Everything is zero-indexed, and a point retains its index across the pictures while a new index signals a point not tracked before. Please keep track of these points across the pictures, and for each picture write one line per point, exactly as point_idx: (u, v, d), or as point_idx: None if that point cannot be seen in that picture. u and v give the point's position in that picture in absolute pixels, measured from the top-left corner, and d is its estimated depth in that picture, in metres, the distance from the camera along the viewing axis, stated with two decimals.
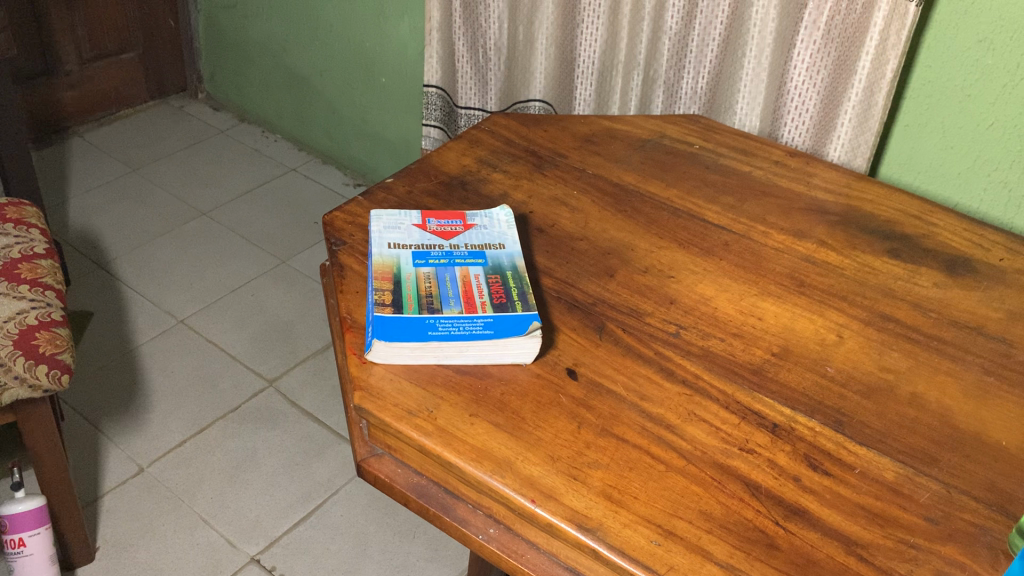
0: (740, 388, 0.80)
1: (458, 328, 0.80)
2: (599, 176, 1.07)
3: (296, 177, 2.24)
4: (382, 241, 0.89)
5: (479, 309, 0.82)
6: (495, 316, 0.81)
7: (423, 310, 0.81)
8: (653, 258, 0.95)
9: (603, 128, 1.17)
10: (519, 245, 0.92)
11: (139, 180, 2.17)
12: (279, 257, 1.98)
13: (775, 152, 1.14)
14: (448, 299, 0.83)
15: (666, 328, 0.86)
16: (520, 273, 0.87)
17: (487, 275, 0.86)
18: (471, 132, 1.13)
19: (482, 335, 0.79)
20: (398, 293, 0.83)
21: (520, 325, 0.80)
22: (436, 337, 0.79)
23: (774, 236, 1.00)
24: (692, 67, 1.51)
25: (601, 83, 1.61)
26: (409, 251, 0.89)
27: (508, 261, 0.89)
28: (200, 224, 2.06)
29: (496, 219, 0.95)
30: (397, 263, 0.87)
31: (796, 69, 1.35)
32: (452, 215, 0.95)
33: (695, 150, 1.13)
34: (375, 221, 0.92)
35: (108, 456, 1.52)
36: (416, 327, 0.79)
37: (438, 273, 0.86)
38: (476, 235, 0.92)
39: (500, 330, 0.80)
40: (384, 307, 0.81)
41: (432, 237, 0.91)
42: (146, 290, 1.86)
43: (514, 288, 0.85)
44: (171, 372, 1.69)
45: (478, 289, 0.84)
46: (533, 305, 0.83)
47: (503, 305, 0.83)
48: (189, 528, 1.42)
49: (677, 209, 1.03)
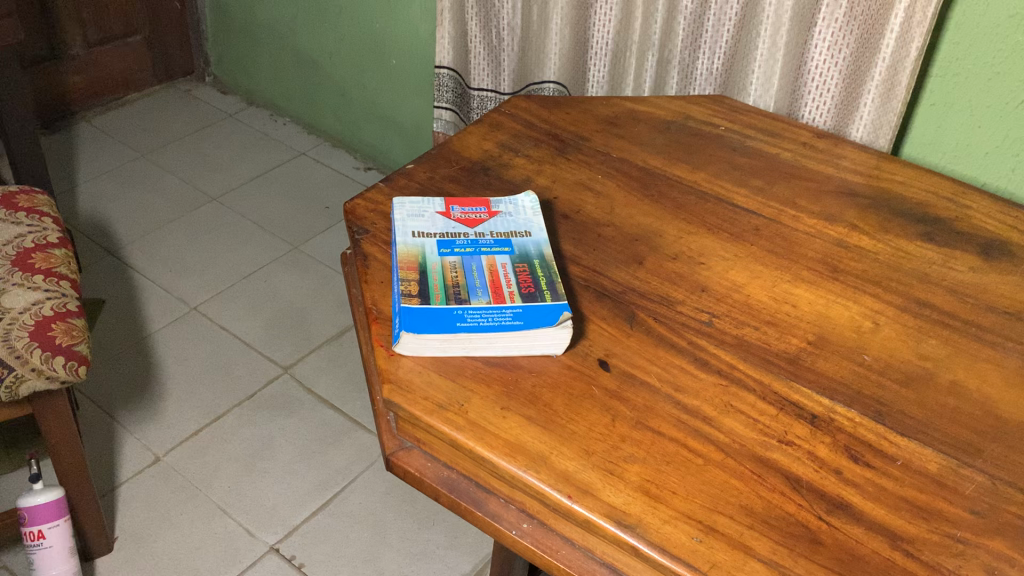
0: (777, 378, 0.78)
1: (488, 319, 0.78)
2: (623, 160, 1.05)
3: (306, 161, 2.22)
4: (406, 229, 0.87)
5: (508, 299, 0.80)
6: (524, 307, 0.80)
7: (450, 300, 0.80)
8: (682, 245, 0.93)
9: (626, 110, 1.14)
10: (546, 232, 0.89)
11: (148, 165, 2.15)
12: (291, 242, 1.96)
13: (803, 133, 1.12)
14: (476, 289, 0.81)
15: (699, 317, 0.84)
16: (547, 261, 0.85)
17: (514, 264, 0.84)
18: (492, 115, 1.10)
19: (512, 325, 0.78)
20: (424, 284, 0.81)
21: (549, 316, 0.78)
22: (465, 329, 0.77)
23: (805, 220, 0.97)
24: (707, 48, 1.48)
25: (615, 64, 1.59)
26: (433, 240, 0.86)
27: (535, 249, 0.86)
28: (211, 210, 2.04)
29: (522, 206, 0.92)
30: (422, 252, 0.85)
31: (817, 48, 1.32)
32: (477, 201, 0.92)
33: (721, 131, 1.11)
34: (398, 209, 0.90)
35: (123, 444, 1.51)
36: (444, 318, 0.78)
37: (464, 263, 0.84)
38: (501, 222, 0.89)
39: (530, 321, 0.78)
40: (410, 298, 0.79)
41: (456, 225, 0.88)
42: (158, 277, 1.85)
43: (542, 278, 0.83)
44: (185, 359, 1.67)
45: (505, 279, 0.83)
46: (562, 295, 0.81)
47: (531, 295, 0.81)
48: (207, 517, 1.41)
49: (704, 193, 1.00)
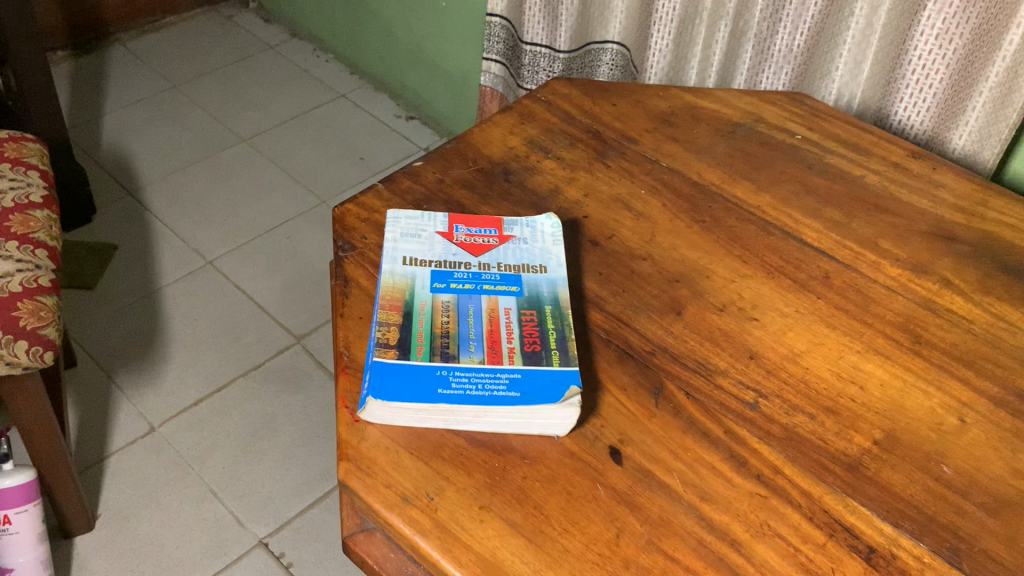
0: (830, 490, 0.63)
1: (477, 387, 0.63)
2: (674, 171, 0.88)
3: (346, 105, 2.07)
4: (396, 254, 0.73)
5: (506, 361, 0.66)
6: (524, 372, 0.65)
7: (435, 356, 0.65)
8: (732, 292, 0.77)
9: (685, 104, 0.96)
10: (564, 269, 0.74)
11: (179, 98, 2.02)
12: (320, 195, 1.83)
13: (895, 151, 0.93)
14: (469, 343, 0.67)
15: (742, 396, 0.68)
16: (562, 309, 0.70)
17: (519, 310, 0.70)
18: (524, 101, 0.94)
19: (507, 398, 0.63)
20: (407, 331, 0.66)
21: (554, 390, 0.63)
22: (448, 399, 0.62)
23: (886, 269, 0.80)
24: (789, 22, 1.27)
25: (681, 32, 1.39)
26: (427, 269, 0.72)
27: (548, 290, 0.71)
28: (239, 152, 1.91)
29: (540, 231, 0.77)
30: (410, 285, 0.70)
31: (922, 37, 1.11)
32: (487, 222, 0.77)
33: (796, 141, 0.92)
34: (390, 225, 0.76)
35: (118, 410, 1.41)
36: (424, 381, 0.63)
37: (460, 303, 0.70)
38: (512, 251, 0.75)
39: (530, 393, 0.63)
40: (387, 349, 0.65)
41: (458, 252, 0.74)
42: (175, 224, 1.73)
43: (552, 332, 0.68)
44: (193, 319, 1.57)
45: (507, 331, 0.68)
46: (574, 359, 0.66)
47: (535, 356, 0.66)
48: (196, 501, 1.31)
49: (768, 222, 0.83)
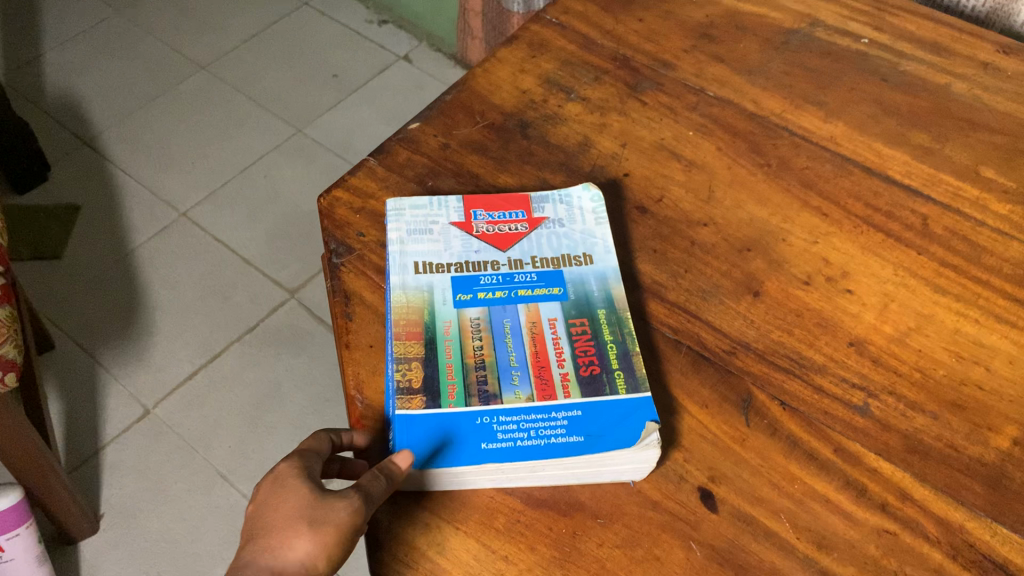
0: (972, 514, 0.51)
1: (531, 435, 0.51)
2: (724, 101, 0.72)
3: (311, 16, 1.86)
4: (405, 260, 0.59)
5: (561, 394, 0.53)
6: (584, 408, 0.52)
7: (472, 398, 0.52)
8: (816, 257, 0.63)
9: (724, 10, 0.80)
10: (613, 256, 0.61)
11: (125, 25, 1.81)
12: (295, 124, 1.66)
13: (981, 47, 0.77)
14: (511, 374, 0.54)
15: (847, 398, 0.56)
16: (618, 313, 0.58)
17: (567, 320, 0.57)
18: (533, 27, 0.77)
19: (569, 446, 0.50)
20: (433, 367, 0.53)
21: (627, 430, 0.51)
22: (497, 457, 0.50)
23: (995, 206, 0.66)
24: None
25: None
26: (445, 276, 0.58)
27: (599, 289, 0.59)
28: (200, 82, 1.72)
29: (578, 207, 0.64)
30: (429, 300, 0.57)
31: None
32: (510, 202, 0.64)
33: (863, 47, 0.77)
34: (393, 220, 0.62)
35: (108, 395, 1.29)
36: (462, 435, 0.50)
37: (492, 318, 0.56)
38: (547, 238, 0.61)
39: (597, 436, 0.51)
40: (410, 397, 0.52)
41: (481, 248, 0.60)
42: (140, 173, 1.56)
43: (611, 348, 0.55)
44: (174, 282, 1.43)
45: (555, 351, 0.55)
46: (643, 382, 0.54)
47: (595, 384, 0.53)
48: (207, 487, 1.21)
49: (846, 158, 0.69)
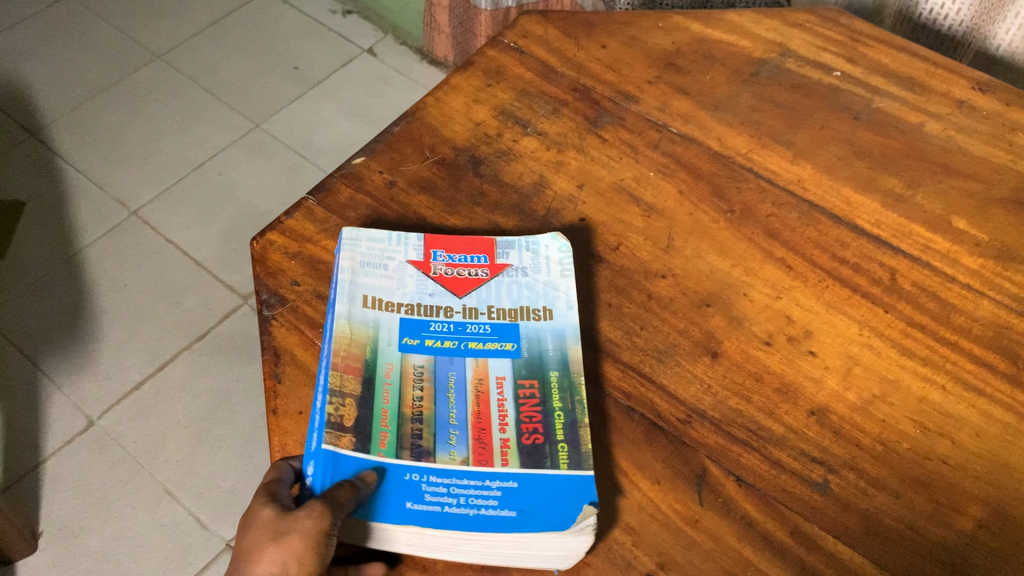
0: None
1: (460, 502, 0.47)
2: (689, 138, 0.69)
3: (273, 4, 1.80)
4: (354, 290, 0.56)
5: (498, 461, 0.49)
6: (521, 479, 0.48)
7: (404, 451, 0.49)
8: (778, 315, 0.60)
9: (692, 37, 0.76)
10: (575, 312, 0.57)
11: (78, 9, 1.74)
12: (253, 118, 1.60)
13: (957, 83, 0.74)
14: (449, 432, 0.50)
15: (806, 474, 0.53)
16: (571, 377, 0.53)
17: (515, 380, 0.53)
18: (490, 52, 0.73)
19: (499, 520, 0.47)
20: (367, 409, 0.50)
21: (563, 509, 0.47)
22: (420, 520, 0.46)
23: (966, 259, 0.63)
24: None
25: None
26: (394, 315, 0.55)
27: (554, 348, 0.55)
28: (155, 71, 1.65)
29: (544, 256, 0.60)
30: (374, 338, 0.54)
31: None
32: (474, 245, 0.60)
33: (835, 81, 0.73)
34: (347, 244, 0.58)
35: (50, 404, 1.24)
36: (388, 490, 0.47)
37: (437, 369, 0.53)
38: (508, 287, 0.58)
39: (530, 511, 0.47)
40: (340, 435, 0.48)
41: (436, 292, 0.57)
42: (90, 167, 1.50)
43: (558, 417, 0.52)
44: (123, 284, 1.37)
45: (498, 415, 0.51)
46: (586, 459, 0.50)
47: (536, 455, 0.50)
48: (151, 503, 1.17)
49: (813, 205, 0.66)
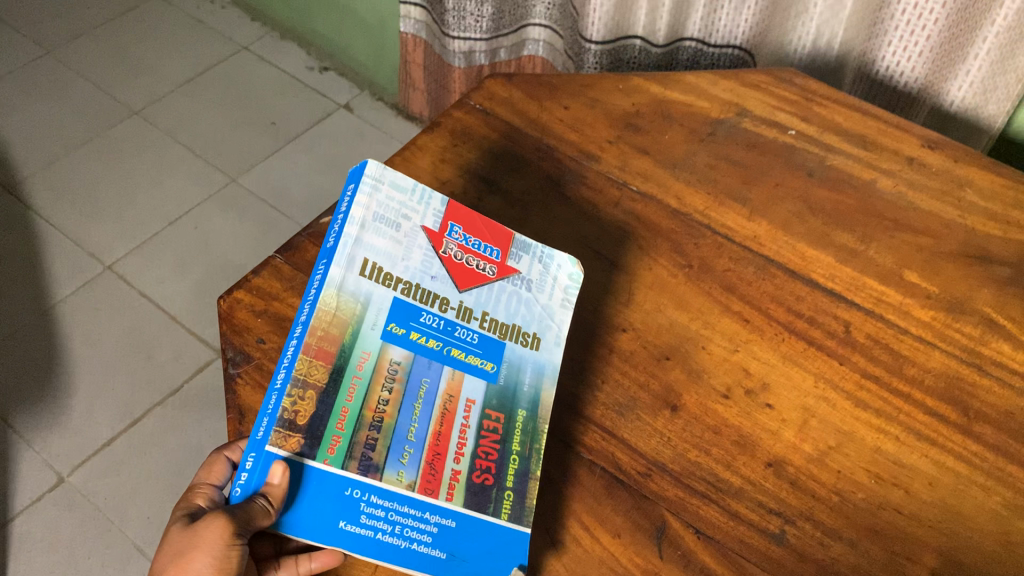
0: None
1: (395, 531, 0.48)
2: (648, 196, 0.71)
3: (250, 60, 1.83)
4: (355, 251, 0.52)
5: (443, 495, 0.50)
6: (460, 520, 0.50)
7: (352, 462, 0.48)
8: (736, 369, 0.61)
9: (652, 99, 0.78)
10: (561, 347, 0.58)
11: (56, 65, 1.76)
12: (228, 173, 1.62)
13: (907, 141, 0.77)
14: (403, 450, 0.50)
15: (763, 526, 0.54)
16: (536, 422, 0.55)
17: (484, 409, 0.54)
18: (456, 112, 0.75)
19: (428, 560, 0.49)
20: (328, 407, 0.48)
21: (492, 567, 0.50)
22: (352, 542, 0.47)
23: (917, 311, 0.65)
24: None
25: None
26: (388, 294, 0.53)
27: (531, 383, 0.56)
28: (131, 126, 1.67)
29: (553, 276, 0.60)
30: (358, 318, 0.51)
31: None
32: (492, 234, 0.59)
33: (790, 140, 0.76)
34: (367, 189, 0.54)
35: (20, 460, 1.23)
36: (327, 506, 0.46)
37: (412, 372, 0.52)
38: (508, 296, 0.58)
39: (459, 558, 0.50)
40: (287, 435, 0.46)
41: (438, 275, 0.55)
42: (64, 222, 1.51)
43: (514, 461, 0.53)
44: (96, 339, 1.37)
45: (457, 443, 0.52)
46: (527, 514, 0.52)
47: (483, 495, 0.51)
48: (120, 561, 1.15)
49: (769, 260, 0.67)
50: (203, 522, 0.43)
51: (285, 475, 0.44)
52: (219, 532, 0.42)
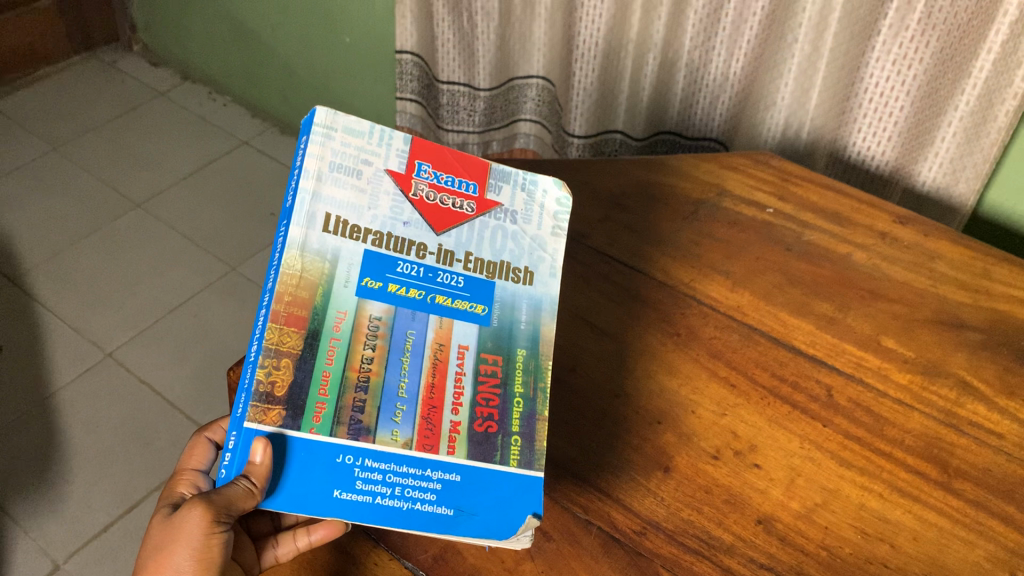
0: None
1: (396, 493, 0.50)
2: (636, 272, 0.75)
3: (251, 154, 1.89)
4: (315, 208, 0.53)
5: (444, 449, 0.52)
6: (464, 473, 0.52)
7: (340, 428, 0.50)
8: (724, 432, 0.64)
9: (638, 181, 0.83)
10: (555, 281, 0.60)
11: (62, 162, 1.82)
12: (228, 262, 1.66)
13: (880, 217, 0.81)
14: (396, 408, 0.52)
15: None
16: (538, 360, 0.57)
17: (479, 354, 0.56)
18: None
19: (435, 518, 0.50)
20: (306, 372, 0.50)
21: (507, 520, 0.52)
22: (352, 508, 0.48)
23: (895, 375, 0.68)
24: (722, 49, 1.08)
25: (605, 68, 1.18)
26: (358, 247, 0.54)
27: (527, 321, 0.58)
28: (134, 220, 1.71)
29: (538, 203, 0.62)
30: (329, 276, 0.52)
31: (874, 72, 0.96)
32: (464, 168, 0.60)
33: (769, 218, 0.80)
34: (319, 139, 0.55)
35: (14, 547, 1.23)
36: (319, 477, 0.48)
37: (396, 325, 0.54)
38: (491, 233, 0.59)
39: (468, 512, 0.51)
40: (265, 409, 0.48)
41: (411, 220, 0.57)
42: (66, 311, 1.54)
43: (518, 404, 0.55)
44: (95, 426, 1.38)
45: (453, 394, 0.54)
46: (538, 459, 0.54)
47: (488, 444, 0.53)
48: None
49: (752, 328, 0.71)
50: (180, 515, 0.48)
51: (267, 451, 0.46)
52: (196, 523, 0.47)
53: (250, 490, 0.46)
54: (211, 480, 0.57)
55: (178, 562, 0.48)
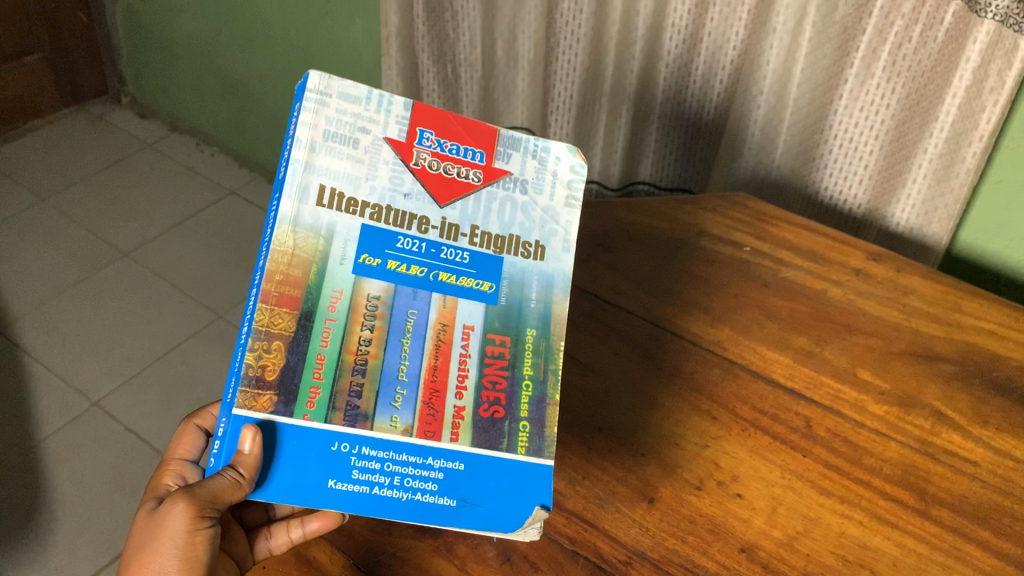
0: None
1: (395, 483, 0.52)
2: (618, 309, 0.77)
3: (238, 204, 1.92)
4: (309, 179, 0.53)
5: (447, 435, 0.53)
6: (468, 462, 0.53)
7: (336, 414, 0.51)
8: (707, 463, 0.65)
9: (618, 221, 0.86)
10: (568, 257, 0.58)
11: (50, 213, 1.83)
12: (215, 310, 1.67)
13: (854, 254, 0.84)
14: (396, 392, 0.53)
15: None
16: (549, 340, 0.57)
17: (485, 334, 0.56)
18: None
19: (439, 508, 0.53)
20: (299, 356, 0.51)
21: (515, 513, 0.54)
22: (350, 498, 0.51)
23: (872, 407, 0.70)
24: (696, 99, 1.11)
25: (580, 121, 1.23)
26: (355, 221, 0.54)
27: (538, 300, 0.57)
28: (121, 269, 1.72)
29: (552, 171, 0.59)
30: (323, 253, 0.53)
31: (841, 118, 1.00)
32: (471, 135, 0.58)
33: (746, 256, 0.83)
34: (312, 106, 0.54)
35: None
36: (315, 466, 0.50)
37: (396, 306, 0.54)
38: (500, 203, 0.58)
39: (472, 503, 0.53)
40: (257, 395, 0.50)
41: (412, 192, 0.55)
42: (54, 361, 1.54)
43: (528, 386, 0.56)
44: (81, 475, 1.38)
45: (457, 377, 0.55)
46: (548, 446, 0.55)
47: (495, 430, 0.54)
48: None
49: (732, 361, 0.73)
50: (166, 511, 0.50)
51: (255, 440, 0.48)
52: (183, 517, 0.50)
53: (237, 480, 0.48)
54: (199, 469, 0.61)
55: (163, 558, 0.50)
